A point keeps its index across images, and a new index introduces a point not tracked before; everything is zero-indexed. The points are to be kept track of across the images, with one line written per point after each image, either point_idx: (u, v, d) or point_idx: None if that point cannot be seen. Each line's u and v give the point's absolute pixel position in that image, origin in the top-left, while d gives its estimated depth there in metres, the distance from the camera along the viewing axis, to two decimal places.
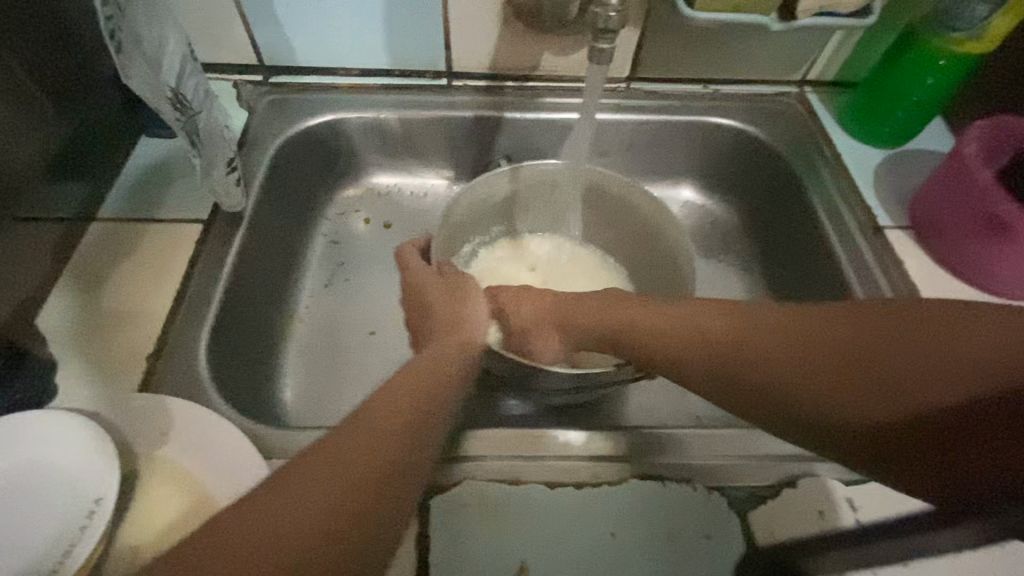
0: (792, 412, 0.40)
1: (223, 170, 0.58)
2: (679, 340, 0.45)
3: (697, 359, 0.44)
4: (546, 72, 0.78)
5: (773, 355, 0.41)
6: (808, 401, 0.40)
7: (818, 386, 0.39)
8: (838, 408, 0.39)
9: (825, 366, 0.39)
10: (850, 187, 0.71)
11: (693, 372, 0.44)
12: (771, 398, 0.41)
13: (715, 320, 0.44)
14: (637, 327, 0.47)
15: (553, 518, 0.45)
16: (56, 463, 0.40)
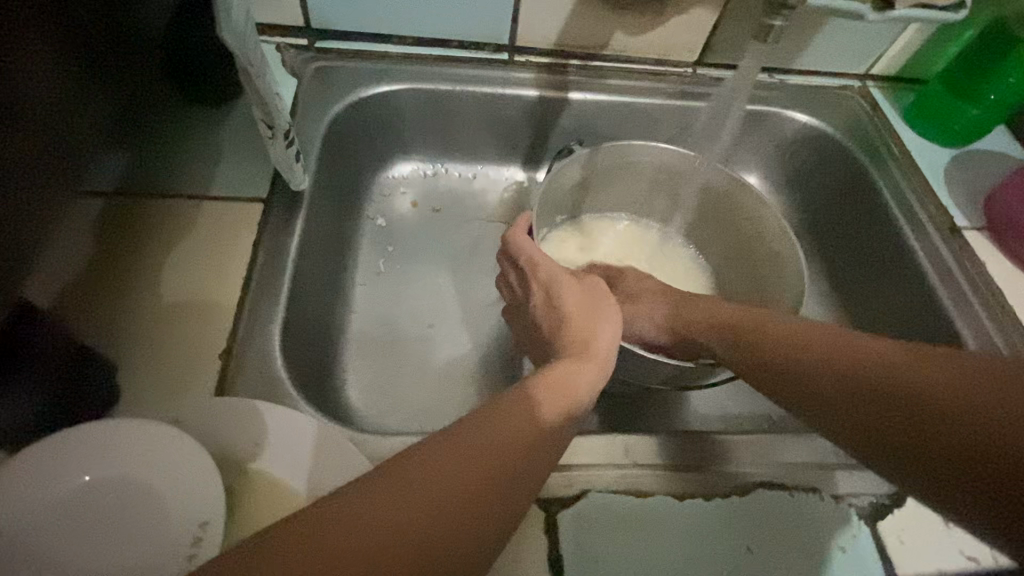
0: (834, 403, 0.38)
1: (283, 145, 0.51)
2: (763, 339, 0.44)
3: (772, 354, 0.43)
4: (614, 52, 0.71)
5: (840, 351, 0.39)
6: (852, 395, 0.37)
7: (866, 384, 0.37)
8: (879, 408, 0.36)
9: (883, 372, 0.37)
10: (923, 186, 0.70)
11: (760, 367, 0.44)
12: (818, 387, 0.39)
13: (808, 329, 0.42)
14: (742, 335, 0.46)
15: (683, 531, 0.43)
16: (145, 483, 0.34)
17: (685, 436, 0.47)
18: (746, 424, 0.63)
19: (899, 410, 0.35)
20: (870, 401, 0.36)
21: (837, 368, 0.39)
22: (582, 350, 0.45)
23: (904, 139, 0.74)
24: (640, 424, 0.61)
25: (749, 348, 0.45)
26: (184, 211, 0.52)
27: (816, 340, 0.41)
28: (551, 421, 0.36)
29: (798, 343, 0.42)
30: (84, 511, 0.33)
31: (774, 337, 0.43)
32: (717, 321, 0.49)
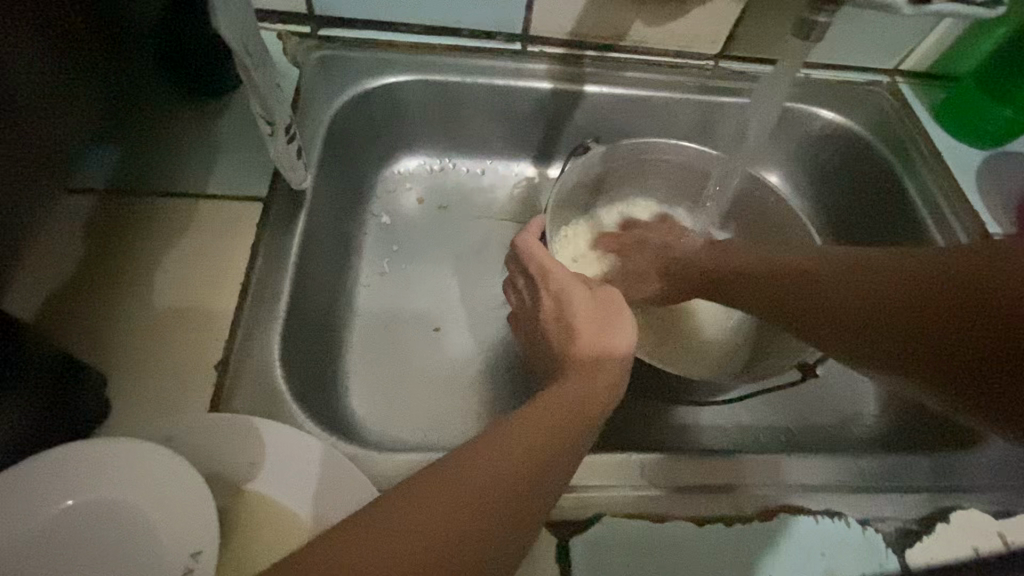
0: (830, 333, 0.45)
1: (283, 142, 0.48)
2: (766, 284, 0.49)
3: (762, 293, 0.49)
4: (632, 43, 0.67)
5: (819, 284, 0.45)
6: (841, 323, 0.44)
7: (851, 311, 0.43)
8: (867, 328, 0.42)
9: (868, 304, 0.42)
10: (955, 189, 0.67)
11: (756, 303, 0.50)
12: (812, 321, 0.46)
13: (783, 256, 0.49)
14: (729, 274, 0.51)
15: (704, 558, 0.41)
16: (137, 509, 0.32)
17: (701, 456, 0.46)
18: (762, 435, 0.61)
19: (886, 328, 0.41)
20: (875, 337, 0.42)
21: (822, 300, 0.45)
22: (596, 364, 0.43)
23: (934, 139, 0.71)
24: (651, 439, 0.59)
25: (749, 288, 0.50)
26: (181, 209, 0.49)
27: (794, 276, 0.47)
28: (565, 428, 0.36)
29: (783, 282, 0.48)
30: (71, 536, 0.32)
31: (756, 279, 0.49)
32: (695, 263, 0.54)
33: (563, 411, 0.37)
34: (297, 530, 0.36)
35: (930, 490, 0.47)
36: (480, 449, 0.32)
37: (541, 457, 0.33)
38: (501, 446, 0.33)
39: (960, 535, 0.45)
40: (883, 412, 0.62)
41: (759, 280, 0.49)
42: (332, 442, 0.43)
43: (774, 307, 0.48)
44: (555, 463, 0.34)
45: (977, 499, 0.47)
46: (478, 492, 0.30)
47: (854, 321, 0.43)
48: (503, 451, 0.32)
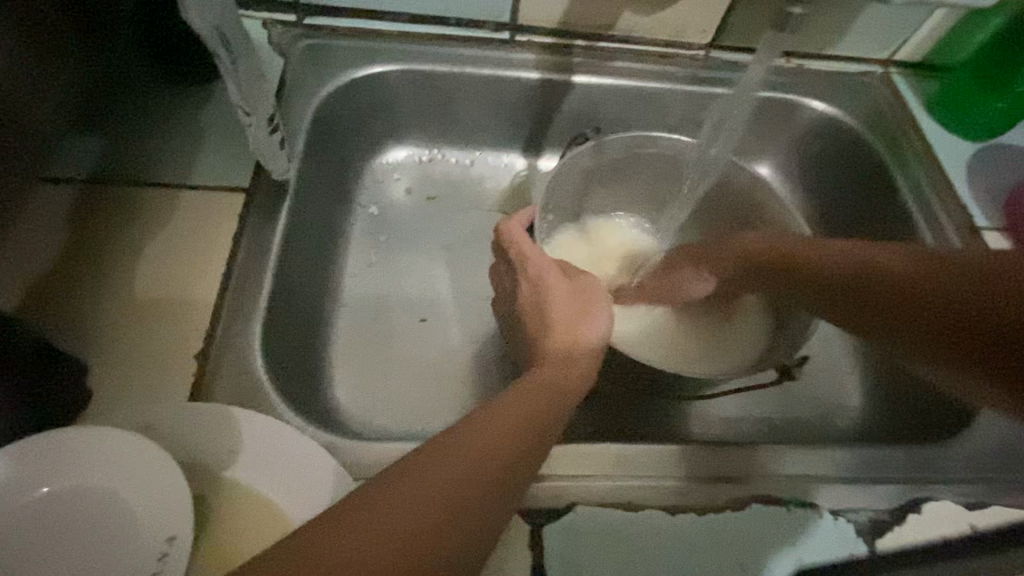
0: (958, 333, 0.39)
1: (266, 130, 0.48)
2: (819, 264, 0.46)
3: (851, 292, 0.44)
4: (622, 33, 0.67)
5: (964, 279, 0.39)
6: (932, 312, 0.40)
7: (967, 313, 0.38)
8: (932, 311, 0.40)
9: (958, 313, 0.39)
10: (942, 181, 0.66)
11: (814, 295, 0.47)
12: (939, 327, 0.40)
13: (836, 246, 0.46)
14: (793, 260, 0.48)
15: (675, 547, 0.42)
16: (113, 494, 0.33)
17: (673, 447, 0.46)
18: (746, 428, 0.61)
19: (952, 300, 0.39)
20: (940, 338, 0.40)
21: (954, 309, 0.39)
22: (561, 353, 0.44)
23: (925, 130, 0.70)
24: (637, 431, 0.59)
25: (788, 271, 0.48)
26: (164, 200, 0.49)
27: (915, 265, 0.42)
28: (547, 414, 0.38)
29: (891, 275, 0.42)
30: (50, 522, 0.32)
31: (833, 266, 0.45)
32: (752, 252, 0.50)
33: (498, 435, 0.35)
34: (273, 517, 0.37)
35: (904, 482, 0.47)
36: (387, 505, 0.30)
37: (468, 501, 0.31)
38: (393, 492, 0.30)
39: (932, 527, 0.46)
40: (866, 406, 0.63)
41: (840, 258, 0.45)
42: (311, 431, 0.43)
43: (827, 297, 0.46)
44: (525, 457, 0.36)
45: (951, 492, 0.47)
46: (402, 553, 0.28)
47: (1003, 336, 0.37)
48: (482, 441, 0.34)
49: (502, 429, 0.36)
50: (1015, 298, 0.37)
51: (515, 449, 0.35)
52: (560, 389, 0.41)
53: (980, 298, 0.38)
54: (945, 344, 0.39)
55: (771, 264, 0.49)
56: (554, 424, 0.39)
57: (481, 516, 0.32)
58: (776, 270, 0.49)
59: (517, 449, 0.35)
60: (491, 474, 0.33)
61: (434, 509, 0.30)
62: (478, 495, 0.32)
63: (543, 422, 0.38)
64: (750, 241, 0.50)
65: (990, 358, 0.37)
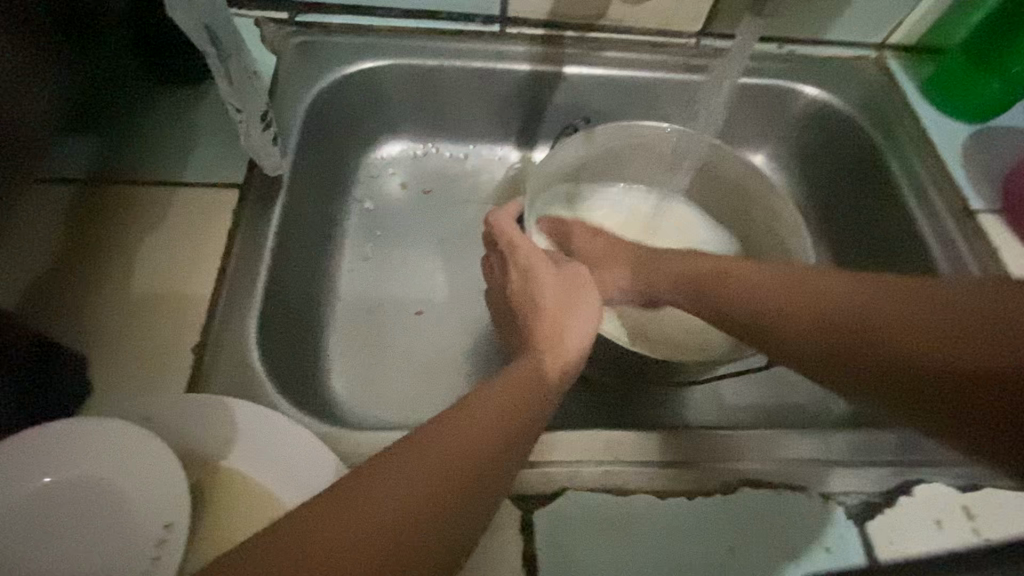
0: (884, 371, 0.36)
1: (258, 127, 0.49)
2: (743, 291, 0.44)
3: (786, 325, 0.41)
4: (612, 23, 0.67)
5: (878, 308, 0.37)
6: (877, 347, 0.36)
7: (878, 346, 0.36)
8: (862, 348, 0.37)
9: (875, 348, 0.36)
10: (936, 164, 0.66)
11: (745, 326, 0.44)
12: (876, 365, 0.36)
13: (758, 271, 0.44)
14: (727, 286, 0.45)
15: (666, 532, 0.42)
16: (113, 483, 0.34)
17: (663, 432, 0.47)
18: (740, 415, 0.62)
19: (878, 333, 0.36)
20: (863, 376, 0.37)
21: (872, 344, 0.36)
22: (548, 340, 0.45)
23: (920, 113, 0.70)
24: (631, 419, 0.60)
25: (716, 296, 0.45)
26: (159, 198, 0.50)
27: (834, 294, 0.40)
28: (534, 400, 0.39)
29: (824, 298, 0.40)
30: (54, 510, 0.34)
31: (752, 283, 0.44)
32: (667, 270, 0.49)
33: (486, 419, 0.36)
34: (268, 504, 0.38)
35: (898, 464, 0.48)
36: (376, 487, 0.30)
37: (455, 486, 0.32)
38: (374, 491, 0.30)
39: (923, 508, 0.46)
40: None
41: (757, 284, 0.43)
42: (306, 421, 0.44)
43: (757, 330, 0.43)
44: (513, 441, 0.37)
45: (942, 474, 0.48)
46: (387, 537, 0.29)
47: (901, 368, 0.35)
48: (469, 427, 0.35)
49: (489, 413, 0.36)
50: (903, 324, 0.36)
51: (494, 437, 0.36)
52: (545, 377, 0.42)
53: (902, 329, 0.36)
54: (883, 384, 0.36)
55: (698, 286, 0.47)
56: (541, 410, 0.40)
57: (468, 502, 0.33)
58: (705, 294, 0.46)
59: (504, 433, 0.36)
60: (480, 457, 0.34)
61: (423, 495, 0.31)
62: (466, 482, 0.33)
63: (530, 408, 0.39)
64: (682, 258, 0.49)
65: (905, 395, 0.35)
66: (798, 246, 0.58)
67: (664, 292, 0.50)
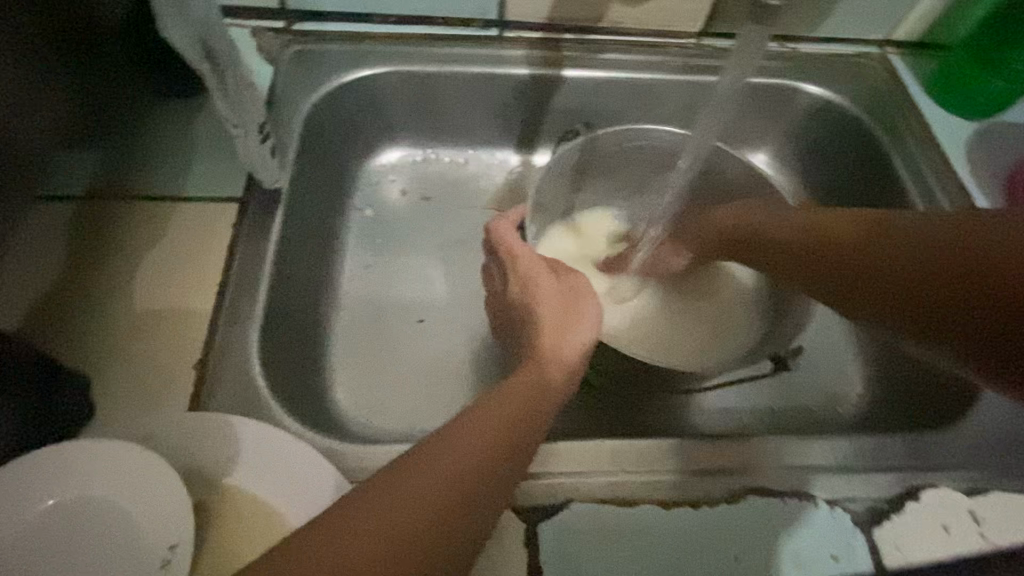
0: (904, 295, 0.38)
1: (256, 140, 0.49)
2: (777, 233, 0.47)
3: (814, 257, 0.44)
4: (611, 24, 0.66)
5: (901, 236, 0.39)
6: (898, 271, 0.38)
7: (903, 271, 0.38)
8: (882, 274, 0.39)
9: (899, 275, 0.38)
10: (941, 162, 0.65)
11: (777, 265, 0.47)
12: (906, 294, 0.38)
13: (798, 214, 0.47)
14: (758, 235, 0.49)
15: (671, 542, 0.42)
16: (116, 504, 0.34)
17: (667, 440, 0.46)
18: (745, 419, 0.62)
19: (906, 259, 0.38)
20: (883, 299, 0.39)
21: (893, 271, 0.39)
22: (548, 349, 0.45)
23: (923, 110, 0.69)
24: (636, 425, 0.60)
25: (754, 242, 0.49)
26: (159, 213, 0.50)
27: (869, 230, 0.41)
28: (535, 409, 0.39)
29: (861, 239, 0.41)
30: (58, 532, 0.34)
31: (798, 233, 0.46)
32: (728, 227, 0.51)
33: (485, 432, 0.36)
34: (272, 522, 0.38)
35: (905, 469, 0.47)
36: (378, 503, 0.31)
37: (457, 499, 0.32)
38: (374, 504, 0.30)
39: (931, 514, 0.46)
40: (867, 393, 0.63)
41: (787, 223, 0.47)
42: (308, 435, 0.44)
43: (789, 262, 0.46)
44: (514, 452, 0.37)
45: (949, 478, 0.47)
46: (392, 553, 0.29)
47: (919, 292, 0.37)
48: (470, 439, 0.35)
49: (490, 426, 0.37)
50: (921, 249, 0.38)
51: (495, 442, 0.36)
52: (543, 386, 0.42)
53: (907, 251, 0.38)
54: (901, 305, 0.38)
55: (740, 235, 0.50)
56: (541, 420, 0.40)
57: (470, 514, 0.33)
58: (748, 243, 0.50)
59: (506, 444, 0.36)
60: (480, 469, 0.34)
61: (424, 508, 0.31)
62: (467, 492, 0.33)
63: (530, 418, 0.39)
64: (722, 216, 0.52)
65: (927, 317, 0.37)
66: None
67: (708, 247, 0.54)
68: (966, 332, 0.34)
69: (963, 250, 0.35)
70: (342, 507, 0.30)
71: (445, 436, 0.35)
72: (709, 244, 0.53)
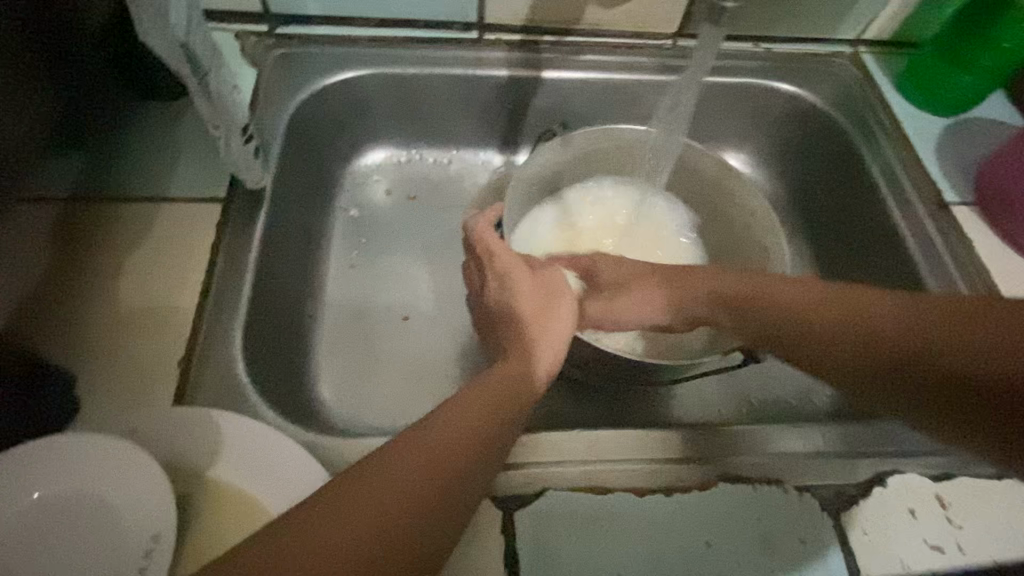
0: (901, 381, 0.37)
1: (239, 141, 0.50)
2: (770, 307, 0.44)
3: (802, 338, 0.42)
4: (589, 26, 0.67)
5: (890, 323, 0.38)
6: (894, 359, 0.38)
7: (896, 359, 0.38)
8: (876, 361, 0.38)
9: (894, 363, 0.38)
10: (911, 158, 0.67)
11: (763, 339, 0.45)
12: (898, 381, 0.37)
13: (787, 289, 0.44)
14: (751, 307, 0.45)
15: (644, 528, 0.43)
16: (100, 496, 0.35)
17: (642, 431, 0.48)
18: (723, 411, 0.63)
19: (899, 348, 0.37)
20: (876, 384, 0.39)
21: (884, 357, 0.38)
22: (523, 344, 0.46)
23: (894, 107, 0.71)
24: (616, 417, 0.61)
25: (742, 313, 0.46)
26: (143, 214, 0.51)
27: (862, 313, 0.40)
28: (510, 402, 0.41)
29: (886, 327, 0.38)
30: (42, 524, 0.35)
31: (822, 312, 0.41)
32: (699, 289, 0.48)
33: (460, 425, 0.37)
34: (253, 513, 0.39)
35: (873, 456, 0.49)
36: (356, 493, 0.31)
37: (433, 489, 0.33)
38: (359, 491, 0.31)
39: (898, 499, 0.47)
40: None
41: (776, 298, 0.44)
42: (290, 430, 0.45)
43: (777, 340, 0.44)
44: (490, 443, 0.38)
45: (916, 464, 0.49)
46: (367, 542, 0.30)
47: (920, 381, 0.36)
48: (446, 430, 0.36)
49: (466, 419, 0.38)
50: (911, 340, 0.37)
51: (470, 434, 0.37)
52: (518, 380, 0.43)
53: (905, 338, 0.37)
54: (896, 392, 0.38)
55: (730, 304, 0.47)
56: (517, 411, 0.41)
57: (445, 503, 0.34)
58: (735, 313, 0.46)
59: (481, 435, 0.37)
60: (456, 459, 0.35)
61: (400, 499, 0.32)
62: (443, 482, 0.34)
63: (506, 409, 0.40)
64: (709, 280, 0.48)
65: (925, 406, 0.36)
66: (775, 244, 0.59)
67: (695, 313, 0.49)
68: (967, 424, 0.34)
69: (949, 344, 0.35)
70: (321, 497, 0.31)
71: (421, 429, 0.36)
72: (692, 307, 0.49)
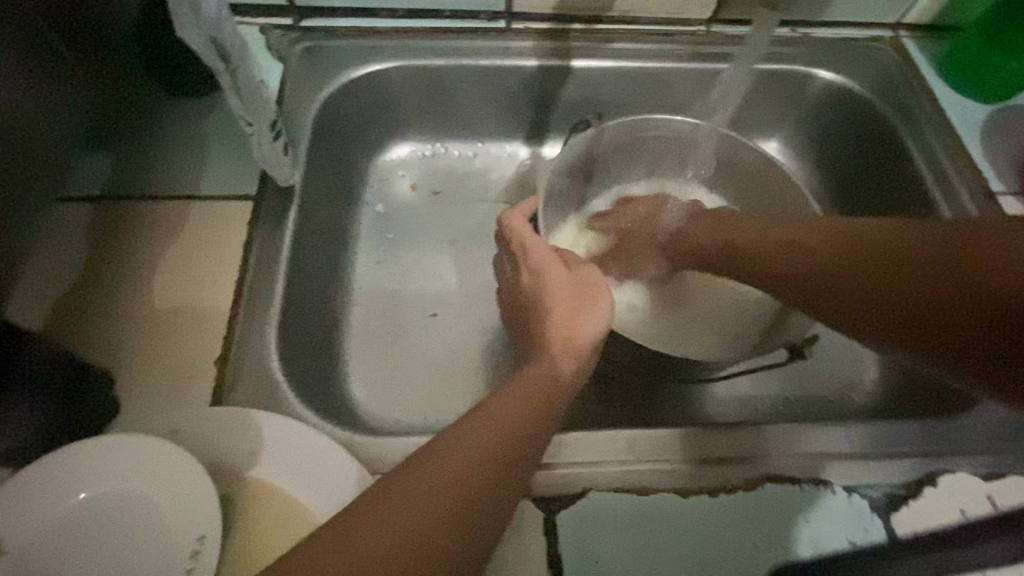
0: (880, 303, 0.39)
1: (268, 138, 0.49)
2: (762, 249, 0.47)
3: (792, 272, 0.45)
4: (620, 13, 0.66)
5: (872, 248, 0.40)
6: (876, 285, 0.39)
7: (875, 284, 0.39)
8: (858, 288, 0.40)
9: (874, 286, 0.39)
10: (956, 146, 0.64)
11: (759, 279, 0.48)
12: (879, 304, 0.39)
13: (779, 232, 0.47)
14: (745, 250, 0.49)
15: (688, 530, 0.43)
16: (144, 497, 0.35)
17: (683, 431, 0.46)
18: (760, 408, 0.62)
19: (881, 273, 0.39)
20: (857, 310, 0.41)
21: (866, 283, 0.40)
22: (560, 343, 0.45)
23: (938, 94, 0.68)
24: (650, 416, 0.60)
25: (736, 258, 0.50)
26: (173, 212, 0.51)
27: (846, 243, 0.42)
28: (547, 402, 0.39)
29: (865, 254, 0.41)
30: (89, 525, 0.35)
31: (810, 256, 0.44)
32: (705, 241, 0.53)
33: (498, 426, 0.36)
34: (295, 513, 0.38)
35: (923, 455, 0.47)
36: (395, 499, 0.31)
37: (472, 493, 0.33)
38: (399, 497, 0.31)
39: (950, 500, 0.46)
40: (882, 378, 0.62)
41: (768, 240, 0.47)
42: (327, 429, 0.45)
43: (770, 277, 0.47)
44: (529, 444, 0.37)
45: (968, 464, 0.47)
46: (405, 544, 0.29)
47: (898, 303, 0.38)
48: (486, 433, 0.35)
49: (506, 421, 0.37)
50: (893, 264, 0.39)
51: (508, 437, 0.36)
52: (554, 378, 0.42)
53: (888, 263, 0.39)
54: (877, 315, 0.39)
55: (727, 251, 0.51)
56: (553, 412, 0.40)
57: (483, 506, 0.33)
58: (732, 257, 0.50)
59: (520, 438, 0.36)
60: (495, 463, 0.34)
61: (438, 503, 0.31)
62: (480, 483, 0.33)
63: (543, 411, 0.39)
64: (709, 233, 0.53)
65: (905, 322, 0.38)
66: None
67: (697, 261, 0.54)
68: (948, 338, 0.36)
69: (926, 265, 0.37)
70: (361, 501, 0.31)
71: (459, 431, 0.35)
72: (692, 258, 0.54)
